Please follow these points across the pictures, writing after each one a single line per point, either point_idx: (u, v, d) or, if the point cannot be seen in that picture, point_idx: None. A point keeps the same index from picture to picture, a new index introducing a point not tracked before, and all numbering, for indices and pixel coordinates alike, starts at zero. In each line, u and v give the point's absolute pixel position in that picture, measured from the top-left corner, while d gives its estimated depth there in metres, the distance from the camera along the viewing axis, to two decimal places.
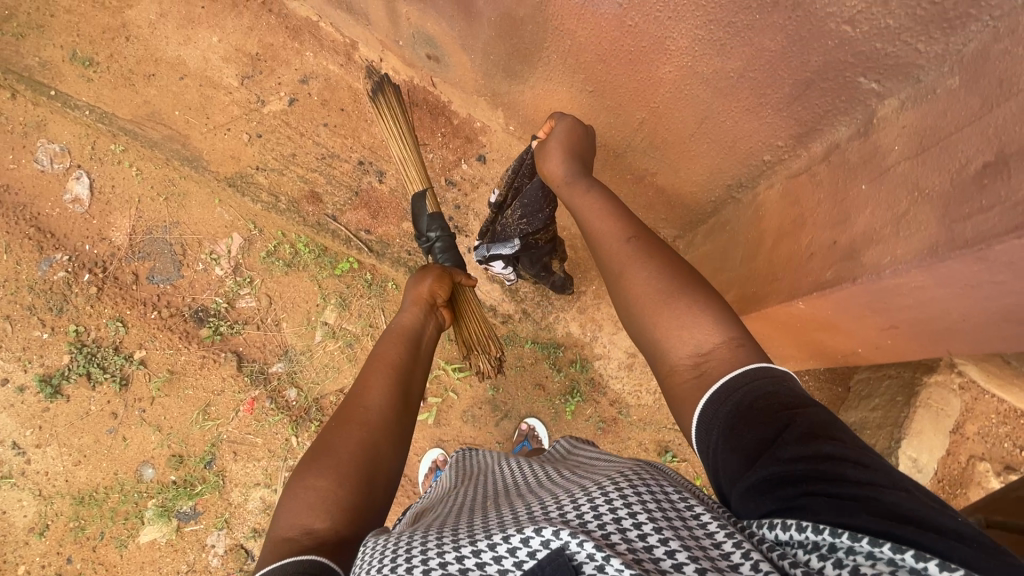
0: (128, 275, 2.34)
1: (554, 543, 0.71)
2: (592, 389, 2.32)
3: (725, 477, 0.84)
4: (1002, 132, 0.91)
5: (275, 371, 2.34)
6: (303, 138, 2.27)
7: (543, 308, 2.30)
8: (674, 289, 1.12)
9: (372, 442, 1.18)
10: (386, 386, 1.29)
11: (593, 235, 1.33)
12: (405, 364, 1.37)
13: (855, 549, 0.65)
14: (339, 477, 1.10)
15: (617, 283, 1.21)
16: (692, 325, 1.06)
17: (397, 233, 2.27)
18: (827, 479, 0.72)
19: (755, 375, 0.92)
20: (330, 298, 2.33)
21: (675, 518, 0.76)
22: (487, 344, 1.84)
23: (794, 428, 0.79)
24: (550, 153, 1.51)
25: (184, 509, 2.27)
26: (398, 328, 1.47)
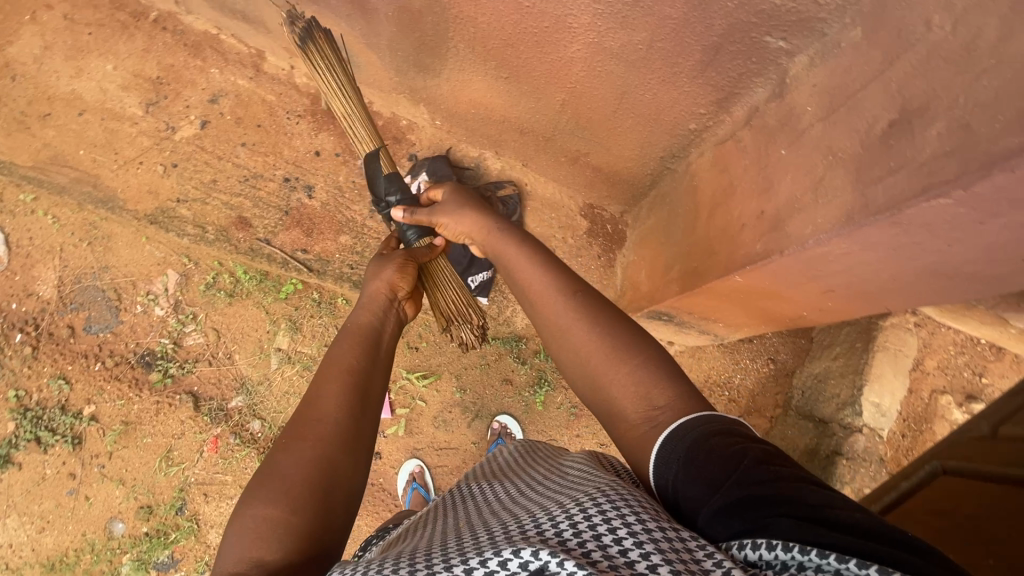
0: (63, 329, 2.22)
1: (533, 562, 0.66)
2: (560, 377, 2.30)
3: (690, 506, 0.82)
4: (904, 87, 0.86)
5: (235, 406, 2.27)
6: (222, 161, 2.14)
7: (499, 303, 2.24)
8: (626, 345, 1.06)
9: (328, 457, 1.04)
10: (340, 396, 1.13)
11: (525, 293, 1.22)
12: (363, 368, 1.21)
13: (823, 568, 0.64)
14: (292, 503, 0.96)
15: (564, 344, 1.12)
16: (647, 382, 1.01)
17: (336, 249, 2.15)
18: (787, 499, 0.72)
19: (707, 418, 0.91)
20: (280, 322, 2.25)
21: (655, 529, 0.72)
22: (466, 314, 1.71)
23: (750, 459, 0.79)
24: (457, 212, 1.41)
25: (161, 558, 2.23)
26: (358, 326, 1.31)
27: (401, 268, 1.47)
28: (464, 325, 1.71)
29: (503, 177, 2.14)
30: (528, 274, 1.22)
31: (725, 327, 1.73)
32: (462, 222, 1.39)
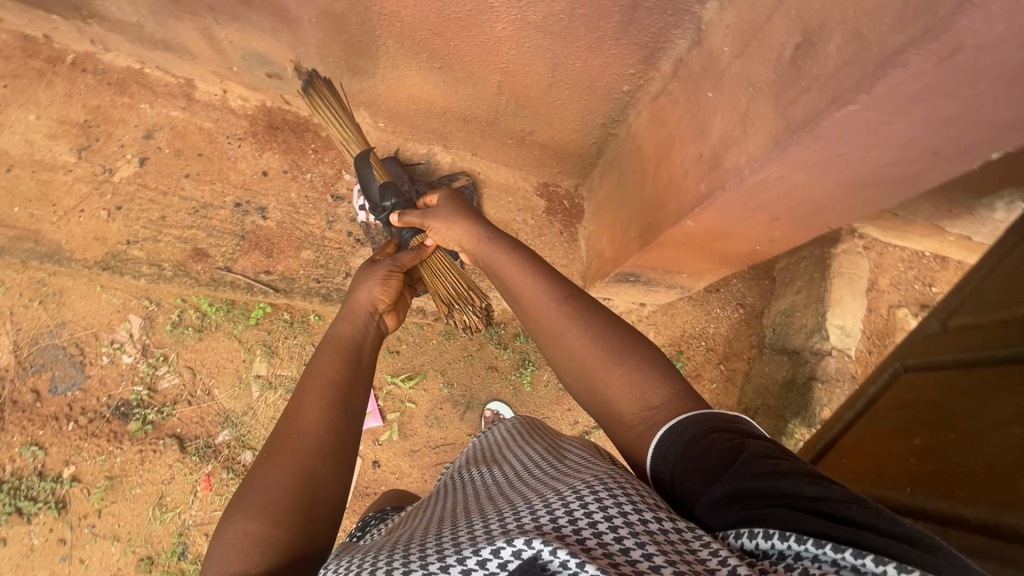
0: (28, 394, 2.14)
1: (527, 551, 0.65)
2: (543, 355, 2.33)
3: (689, 498, 0.84)
4: (801, 12, 0.93)
5: (222, 440, 2.22)
6: (168, 196, 2.09)
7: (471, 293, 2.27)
8: (620, 348, 1.09)
9: (311, 471, 1.04)
10: (321, 409, 1.14)
11: (520, 303, 1.25)
12: (345, 378, 1.23)
13: (821, 559, 0.65)
14: (274, 515, 0.96)
15: (557, 348, 1.16)
16: (641, 382, 1.03)
17: (300, 265, 2.12)
18: (786, 491, 0.73)
19: (706, 414, 0.92)
20: (255, 349, 2.22)
21: (652, 522, 0.72)
22: (467, 298, 1.77)
23: (747, 452, 0.80)
24: (446, 221, 1.48)
25: None
26: (339, 337, 1.33)
27: (389, 276, 1.52)
28: (466, 309, 1.77)
29: (455, 169, 2.17)
30: (518, 279, 1.26)
31: (690, 277, 1.79)
32: (453, 228, 1.46)
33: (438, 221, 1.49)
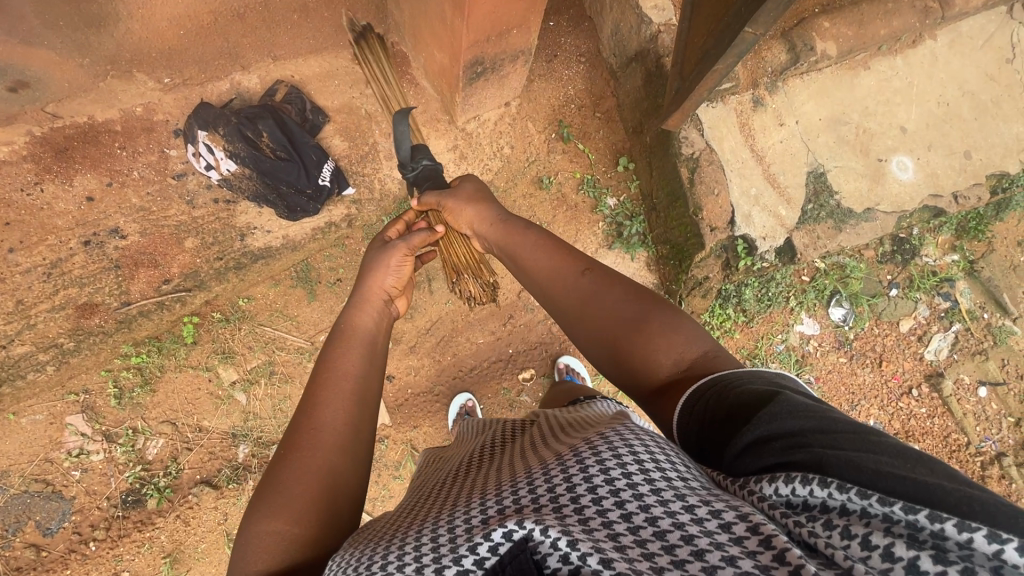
0: (28, 549, 2.00)
1: (517, 533, 0.60)
2: None
3: (721, 449, 0.80)
4: None
5: (244, 454, 2.19)
6: (6, 278, 1.82)
7: (366, 182, 2.22)
8: (644, 314, 1.08)
9: (333, 468, 0.96)
10: (341, 407, 1.04)
11: (542, 280, 1.28)
12: (360, 370, 1.13)
13: (868, 512, 0.57)
14: (297, 510, 0.88)
15: (576, 321, 1.19)
16: (671, 341, 1.03)
17: (195, 256, 2.02)
18: (826, 432, 0.67)
19: (747, 378, 0.87)
20: (212, 360, 2.17)
21: (661, 480, 0.67)
22: (478, 268, 1.72)
23: (787, 404, 0.74)
24: (462, 207, 1.54)
25: None
26: (354, 328, 1.24)
27: (405, 261, 1.45)
28: (475, 278, 1.73)
29: (269, 83, 2.08)
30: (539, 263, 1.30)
31: (521, 30, 1.91)
32: (468, 216, 1.54)
33: (453, 203, 1.56)
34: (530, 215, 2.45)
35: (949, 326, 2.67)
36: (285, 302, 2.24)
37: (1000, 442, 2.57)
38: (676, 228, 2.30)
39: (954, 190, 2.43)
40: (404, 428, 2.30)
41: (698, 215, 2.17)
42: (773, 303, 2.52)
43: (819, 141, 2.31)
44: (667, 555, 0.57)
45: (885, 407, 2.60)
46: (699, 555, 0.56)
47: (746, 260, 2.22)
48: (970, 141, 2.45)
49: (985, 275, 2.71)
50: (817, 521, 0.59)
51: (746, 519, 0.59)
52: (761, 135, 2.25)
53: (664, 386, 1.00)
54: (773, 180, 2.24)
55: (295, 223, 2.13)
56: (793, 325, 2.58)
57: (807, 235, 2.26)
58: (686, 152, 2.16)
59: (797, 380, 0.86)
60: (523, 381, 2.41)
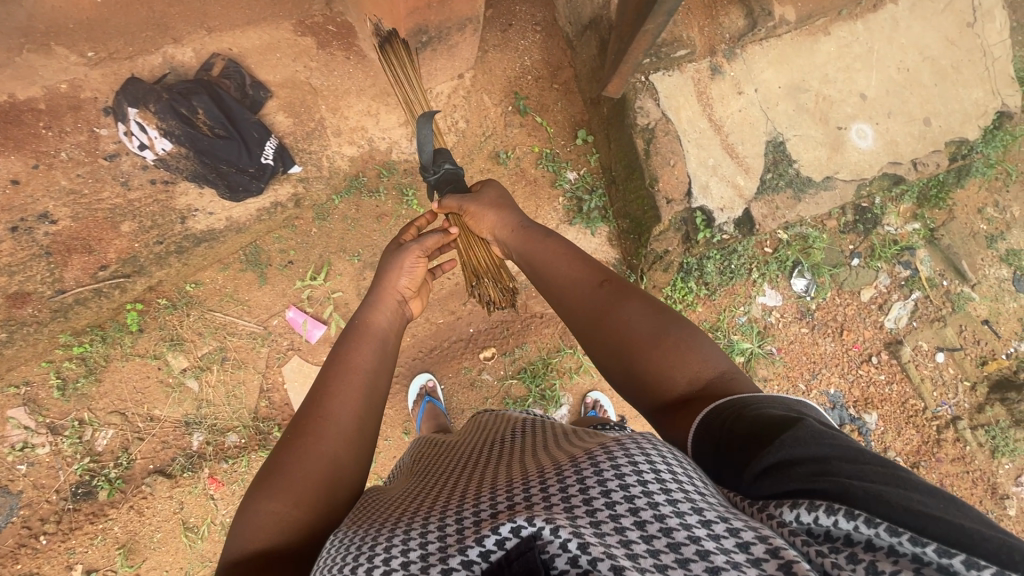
0: None
1: (526, 529, 0.62)
2: (414, 175, 2.28)
3: (733, 469, 0.81)
4: None
5: (199, 442, 2.14)
6: None
7: (314, 160, 2.13)
8: (663, 328, 1.09)
9: (337, 461, 0.99)
10: (352, 403, 1.07)
11: (560, 286, 1.29)
12: (372, 368, 1.16)
13: (896, 550, 0.60)
14: (299, 497, 0.92)
15: (592, 329, 1.18)
16: (689, 359, 1.04)
17: (132, 240, 1.95)
18: (853, 462, 0.70)
19: (765, 400, 0.88)
20: (160, 348, 2.10)
21: (679, 493, 0.68)
22: (497, 272, 1.77)
23: (811, 428, 0.77)
24: (483, 211, 1.54)
25: None
26: (367, 325, 1.26)
27: (417, 263, 1.43)
28: (493, 283, 1.76)
29: (204, 56, 1.98)
30: (556, 273, 1.31)
31: None
32: (488, 221, 1.53)
33: (475, 207, 1.55)
34: None
35: (909, 294, 2.69)
36: (235, 287, 2.17)
37: (955, 405, 2.62)
38: (634, 201, 2.26)
39: (913, 157, 2.42)
40: None
41: (655, 186, 2.13)
42: (736, 276, 2.51)
43: (778, 109, 2.27)
44: (680, 568, 0.59)
45: (846, 374, 2.63)
46: (715, 570, 0.58)
47: (705, 232, 2.21)
48: (930, 107, 2.43)
49: (945, 243, 2.73)
50: (840, 553, 0.61)
51: (765, 541, 0.60)
52: (719, 104, 2.20)
53: (679, 403, 1.01)
54: (731, 150, 2.20)
55: (238, 204, 2.05)
56: (755, 297, 2.58)
57: (765, 205, 2.23)
58: (642, 122, 2.11)
59: (814, 405, 0.90)
60: (484, 360, 2.37)
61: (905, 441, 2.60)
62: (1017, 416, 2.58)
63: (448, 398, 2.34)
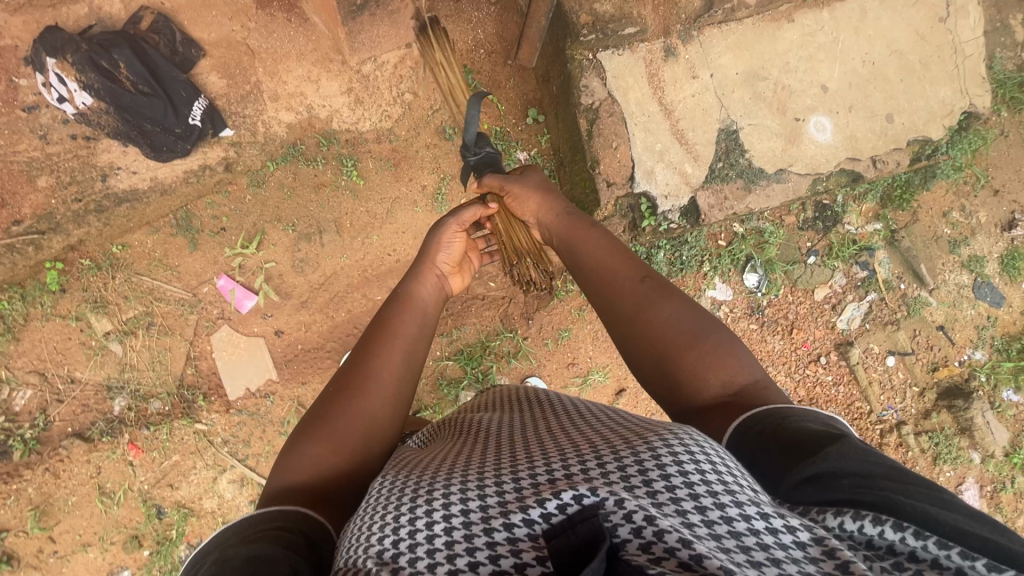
0: None
1: (589, 499, 0.64)
2: (355, 146, 2.22)
3: (772, 476, 0.83)
4: None
5: (121, 407, 2.11)
6: None
7: (246, 124, 2.07)
8: (701, 330, 1.14)
9: (375, 417, 1.13)
10: (395, 366, 1.21)
11: (602, 279, 1.32)
12: (412, 338, 1.29)
13: (942, 562, 0.62)
14: (337, 445, 1.06)
15: (632, 325, 1.22)
16: (725, 363, 1.09)
17: (48, 197, 1.92)
18: (898, 481, 0.73)
19: (803, 416, 0.93)
20: (82, 310, 2.06)
21: (732, 487, 0.69)
22: (538, 256, 1.86)
23: (853, 444, 0.80)
24: (528, 194, 1.62)
25: (183, 554, 2.11)
26: (412, 295, 1.40)
27: (455, 236, 1.59)
28: (533, 264, 1.86)
29: (132, 9, 1.90)
30: (598, 266, 1.35)
31: None
32: (532, 203, 1.63)
33: (518, 188, 1.64)
34: (434, 166, 2.28)
35: (865, 295, 2.63)
36: (164, 252, 2.12)
37: (901, 411, 2.58)
38: (578, 184, 2.20)
39: (873, 155, 2.33)
40: (293, 383, 2.23)
41: (595, 169, 2.08)
42: (686, 267, 2.47)
43: (733, 97, 2.19)
44: (743, 553, 0.60)
45: (791, 374, 2.60)
46: (776, 561, 0.59)
47: (649, 220, 2.16)
48: (894, 103, 2.34)
49: (906, 245, 2.63)
50: (887, 560, 0.63)
51: (821, 542, 0.62)
52: (670, 88, 2.13)
53: (713, 406, 1.06)
54: (680, 136, 2.14)
55: (164, 165, 2.00)
56: (705, 290, 2.53)
57: (712, 195, 2.18)
58: (586, 102, 2.05)
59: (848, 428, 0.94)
60: None
61: None
62: (962, 424, 2.55)
63: None
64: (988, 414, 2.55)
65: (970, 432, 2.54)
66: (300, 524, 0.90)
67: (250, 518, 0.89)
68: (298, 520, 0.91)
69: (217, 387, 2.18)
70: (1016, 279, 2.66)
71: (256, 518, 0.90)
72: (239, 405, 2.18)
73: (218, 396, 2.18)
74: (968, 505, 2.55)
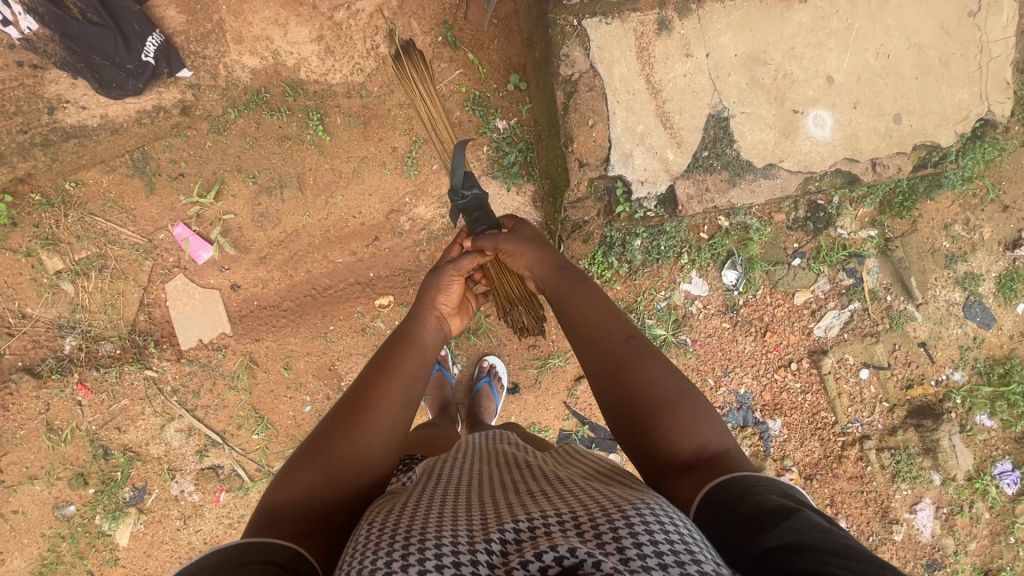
0: None
1: (568, 559, 0.65)
2: (323, 99, 2.10)
3: (735, 542, 0.85)
4: None
5: (72, 346, 2.10)
6: None
7: (207, 66, 1.98)
8: (678, 394, 1.12)
9: (367, 457, 1.09)
10: (391, 406, 1.17)
11: (588, 329, 1.28)
12: (411, 379, 1.24)
13: None
14: (329, 478, 1.03)
15: (613, 384, 1.18)
16: (697, 429, 1.08)
17: None
18: (847, 560, 0.76)
19: (768, 481, 0.96)
20: (32, 246, 2.03)
21: (696, 558, 0.70)
22: (530, 301, 1.72)
23: (809, 516, 0.83)
24: (521, 249, 1.48)
25: (127, 495, 2.11)
26: (417, 331, 1.35)
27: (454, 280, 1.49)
28: (527, 310, 1.72)
29: None
30: (586, 312, 1.30)
31: None
32: (524, 260, 1.48)
33: (511, 246, 1.49)
34: (407, 127, 2.15)
35: (848, 303, 2.52)
36: (119, 193, 2.06)
37: (868, 425, 2.52)
38: (552, 161, 2.10)
39: (873, 157, 2.18)
40: (246, 338, 2.19)
41: (569, 146, 1.99)
42: (663, 257, 2.36)
43: (729, 81, 2.04)
44: None
45: (759, 377, 2.53)
46: None
47: (624, 206, 2.07)
48: (904, 103, 2.17)
49: (897, 255, 2.50)
50: None
51: None
52: (661, 65, 1.99)
53: (684, 468, 1.05)
54: (665, 118, 2.01)
55: (116, 102, 1.93)
56: (680, 283, 2.44)
57: (692, 185, 2.06)
58: (565, 72, 1.94)
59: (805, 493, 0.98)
60: (379, 307, 2.25)
61: (806, 452, 2.53)
62: (928, 444, 2.49)
63: (335, 339, 2.23)
64: (955, 437, 2.48)
65: (935, 454, 2.48)
66: (290, 558, 0.88)
67: (233, 547, 0.86)
68: (284, 553, 0.88)
69: (170, 336, 2.16)
70: (1012, 301, 2.52)
71: (237, 547, 0.86)
72: (191, 355, 2.16)
73: (170, 344, 2.16)
74: (921, 525, 2.51)
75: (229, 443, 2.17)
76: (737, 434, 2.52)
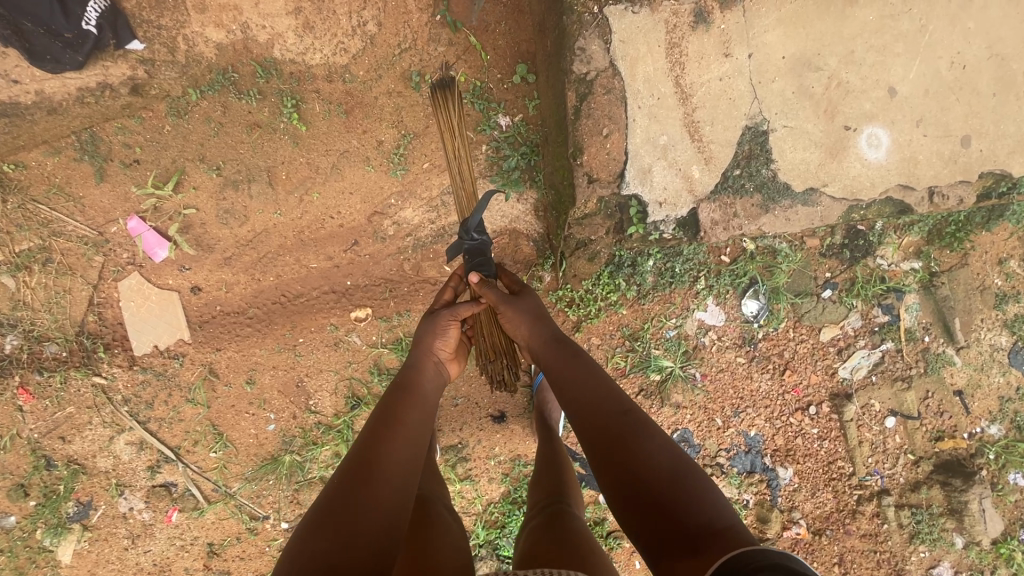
0: None
1: None
2: (298, 83, 1.83)
3: None
4: None
5: (12, 347, 1.89)
6: None
7: (161, 37, 1.74)
8: (675, 469, 1.02)
9: (381, 511, 0.98)
10: (400, 455, 1.09)
11: (582, 399, 1.18)
12: (416, 430, 1.17)
13: None
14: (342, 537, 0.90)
15: (611, 458, 1.06)
16: (696, 504, 0.96)
17: None
18: None
19: (761, 559, 0.77)
20: None
21: None
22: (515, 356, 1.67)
23: None
24: (515, 314, 1.40)
25: (72, 509, 1.95)
26: (416, 388, 1.28)
27: (450, 335, 1.40)
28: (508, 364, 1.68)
29: None
30: (580, 380, 1.22)
31: None
32: (519, 328, 1.40)
33: (508, 308, 1.40)
34: (395, 120, 1.87)
35: (879, 343, 2.25)
36: (66, 178, 1.83)
37: (888, 478, 2.29)
38: (557, 170, 1.84)
39: (931, 185, 1.86)
40: (207, 347, 1.98)
41: (578, 157, 1.72)
42: (677, 281, 2.09)
43: (773, 87, 1.73)
44: None
45: (772, 419, 2.29)
46: None
47: (637, 227, 1.80)
48: (976, 123, 1.83)
49: (943, 292, 2.20)
50: None
51: None
52: (693, 66, 1.69)
53: (687, 548, 0.90)
54: (693, 129, 1.73)
55: (54, 77, 1.72)
56: (693, 311, 2.17)
57: (717, 209, 1.78)
58: (579, 70, 1.67)
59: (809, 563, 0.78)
60: (356, 320, 2.01)
61: (816, 504, 2.30)
62: (953, 505, 2.24)
63: (304, 354, 2.00)
64: (986, 501, 2.22)
65: (960, 516, 2.23)
66: None
67: None
68: None
69: (122, 340, 1.95)
70: None
71: None
72: (146, 363, 1.96)
73: (123, 350, 1.95)
74: None
75: (184, 460, 1.98)
76: (742, 480, 2.29)
